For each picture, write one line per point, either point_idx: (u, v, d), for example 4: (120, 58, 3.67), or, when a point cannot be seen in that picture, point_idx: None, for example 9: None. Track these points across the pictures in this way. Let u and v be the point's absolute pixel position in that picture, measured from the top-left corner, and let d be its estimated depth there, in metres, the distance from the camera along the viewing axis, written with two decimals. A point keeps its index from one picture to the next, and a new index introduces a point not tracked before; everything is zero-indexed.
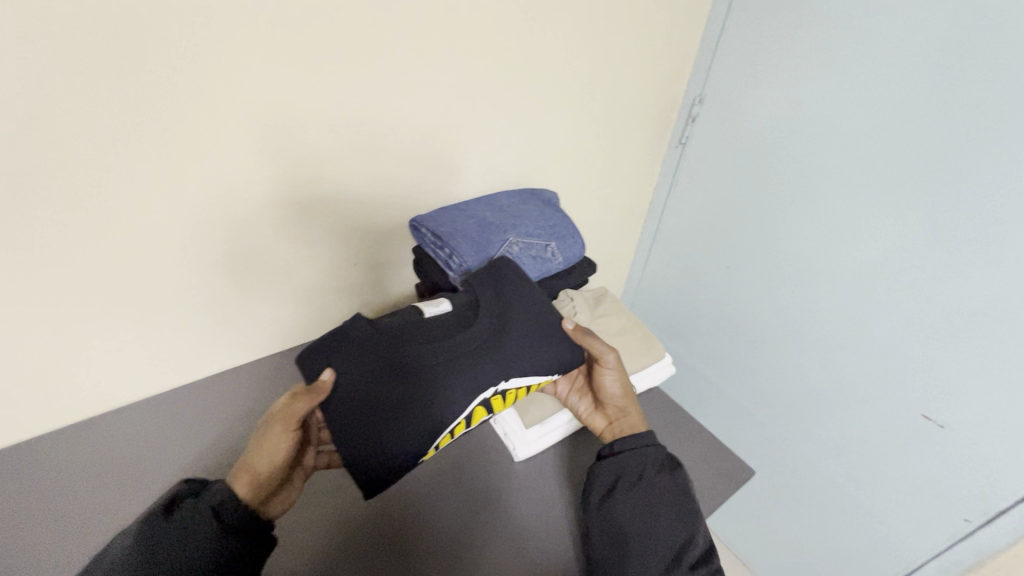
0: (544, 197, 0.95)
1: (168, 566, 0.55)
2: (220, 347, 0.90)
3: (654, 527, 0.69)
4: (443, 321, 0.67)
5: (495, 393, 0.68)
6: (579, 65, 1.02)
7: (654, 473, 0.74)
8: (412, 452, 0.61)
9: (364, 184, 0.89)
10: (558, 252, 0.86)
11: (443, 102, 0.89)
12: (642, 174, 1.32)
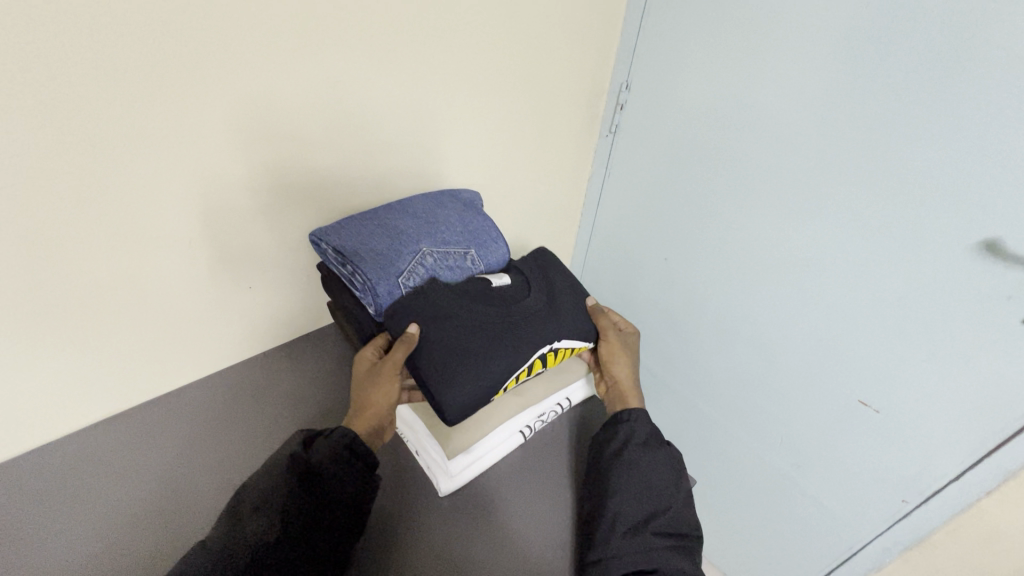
0: (464, 198, 0.88)
1: (287, 498, 0.58)
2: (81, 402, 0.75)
3: (649, 494, 0.68)
4: (505, 292, 0.76)
5: (552, 349, 0.76)
6: (498, 55, 0.93)
7: (657, 441, 0.74)
8: (470, 404, 0.67)
9: (256, 203, 0.77)
10: (479, 259, 0.80)
11: (342, 104, 0.78)
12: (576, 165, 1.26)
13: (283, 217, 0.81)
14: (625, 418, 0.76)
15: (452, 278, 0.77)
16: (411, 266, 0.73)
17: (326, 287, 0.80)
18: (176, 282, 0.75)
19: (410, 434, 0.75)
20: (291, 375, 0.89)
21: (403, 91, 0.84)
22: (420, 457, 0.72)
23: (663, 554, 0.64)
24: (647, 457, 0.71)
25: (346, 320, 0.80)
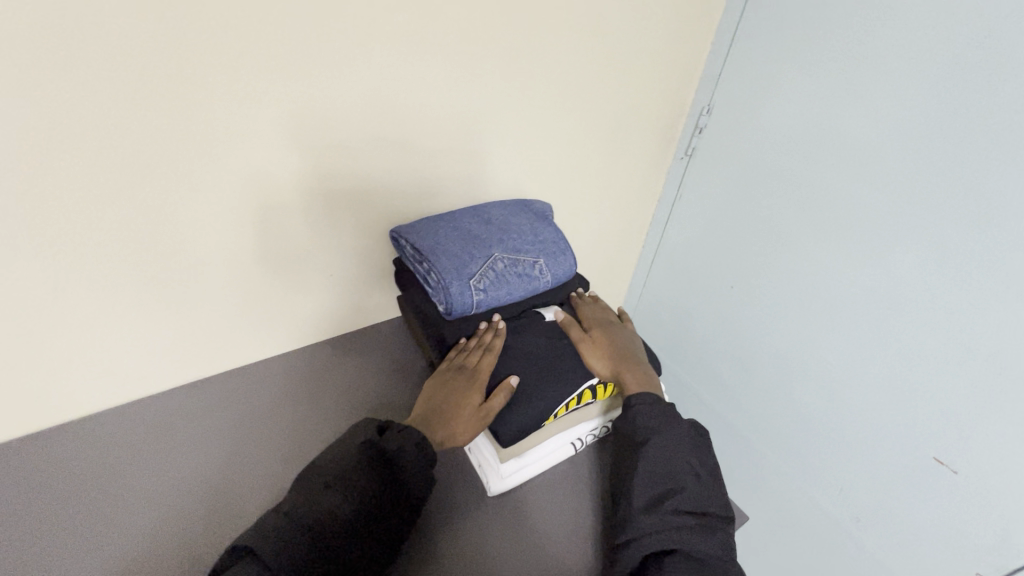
0: (536, 210, 0.90)
1: (362, 481, 0.58)
2: (166, 361, 0.82)
3: (672, 470, 0.65)
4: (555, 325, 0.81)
5: (599, 382, 0.78)
6: (580, 75, 0.97)
7: (680, 423, 0.71)
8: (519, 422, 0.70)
9: (346, 195, 0.83)
10: (546, 270, 0.81)
11: (430, 109, 0.83)
12: (645, 185, 1.26)
13: (361, 211, 0.86)
14: (636, 400, 0.73)
15: (519, 286, 0.79)
16: (482, 269, 0.75)
17: (399, 282, 0.84)
18: (261, 261, 0.81)
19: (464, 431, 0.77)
20: (357, 367, 0.92)
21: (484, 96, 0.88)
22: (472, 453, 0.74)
23: (684, 535, 0.60)
24: (666, 435, 0.68)
25: (415, 318, 0.83)
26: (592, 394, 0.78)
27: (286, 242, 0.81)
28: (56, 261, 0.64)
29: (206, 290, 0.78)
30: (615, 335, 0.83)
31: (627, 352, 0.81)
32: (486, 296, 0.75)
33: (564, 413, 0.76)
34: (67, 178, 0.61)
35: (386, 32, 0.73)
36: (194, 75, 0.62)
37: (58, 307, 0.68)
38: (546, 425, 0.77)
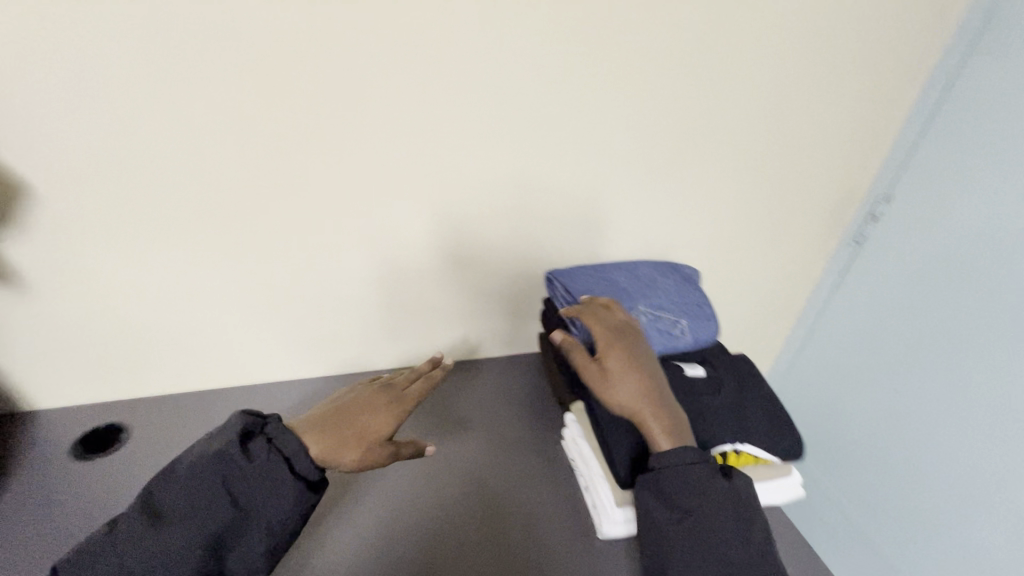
0: (682, 273, 0.92)
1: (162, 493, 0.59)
2: (316, 352, 0.93)
3: (726, 550, 0.59)
4: (698, 383, 0.79)
5: (733, 450, 0.74)
6: (750, 151, 0.95)
7: (713, 482, 0.63)
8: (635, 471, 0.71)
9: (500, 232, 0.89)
10: (688, 331, 0.83)
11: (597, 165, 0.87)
12: (805, 272, 1.17)
13: (517, 246, 0.91)
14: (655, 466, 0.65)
15: (659, 341, 0.82)
16: (626, 319, 0.81)
17: (547, 321, 0.92)
18: (417, 279, 0.88)
19: (227, 435, 0.63)
20: (482, 396, 0.97)
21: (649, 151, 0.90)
22: (246, 476, 0.60)
23: None
24: (708, 507, 0.61)
25: (556, 356, 0.89)
26: (721, 462, 0.74)
27: (442, 266, 0.89)
28: (263, 250, 0.79)
29: (367, 296, 0.88)
30: (641, 364, 0.72)
31: (654, 394, 0.70)
32: None
33: None
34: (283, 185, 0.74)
35: (572, 81, 0.78)
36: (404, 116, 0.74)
37: (253, 295, 0.83)
38: None
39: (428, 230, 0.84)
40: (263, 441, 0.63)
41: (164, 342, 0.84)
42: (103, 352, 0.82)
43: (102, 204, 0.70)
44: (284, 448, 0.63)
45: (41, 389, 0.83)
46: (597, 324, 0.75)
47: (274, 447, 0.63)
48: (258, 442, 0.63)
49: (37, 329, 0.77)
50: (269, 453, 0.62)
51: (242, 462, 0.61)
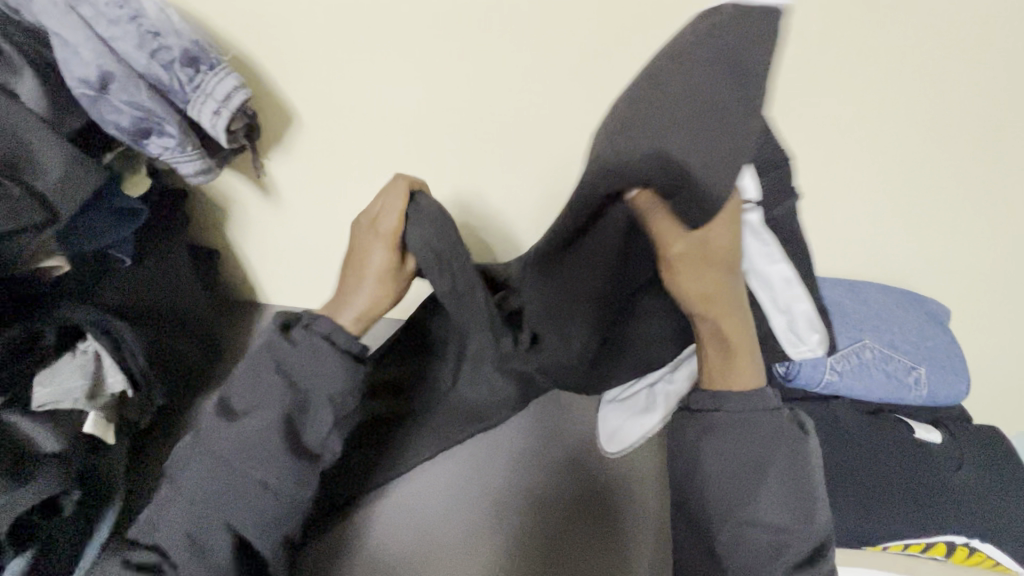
0: (929, 309, 0.72)
1: None
2: (329, 284, 0.88)
3: (750, 479, 0.47)
4: (934, 450, 0.61)
5: (962, 545, 0.57)
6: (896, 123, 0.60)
7: (761, 426, 0.48)
8: (825, 529, 0.58)
9: (532, 198, 0.73)
10: (928, 384, 0.66)
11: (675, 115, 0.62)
12: (967, 311, 0.76)
13: (543, 200, 0.73)
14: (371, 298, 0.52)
15: (886, 388, 0.65)
16: (847, 351, 0.66)
17: None
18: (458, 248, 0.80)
19: (262, 335, 0.49)
20: None
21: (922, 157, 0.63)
22: (255, 381, 0.48)
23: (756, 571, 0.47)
24: (748, 434, 0.48)
25: None
26: (947, 554, 0.58)
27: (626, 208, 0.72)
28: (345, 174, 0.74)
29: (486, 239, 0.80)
30: (709, 273, 0.43)
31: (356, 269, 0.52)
32: (842, 383, 0.65)
33: (904, 553, 0.59)
34: (315, 115, 0.69)
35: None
36: (414, 23, 0.60)
37: (287, 231, 0.82)
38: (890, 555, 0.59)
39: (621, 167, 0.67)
40: (316, 334, 0.48)
41: (342, 254, 0.84)
42: (297, 255, 0.85)
43: (328, 120, 0.70)
44: (325, 330, 0.49)
45: (267, 281, 0.89)
46: (719, 230, 0.41)
47: (320, 321, 0.49)
48: (300, 328, 0.49)
49: (262, 227, 0.82)
50: (312, 338, 0.48)
51: (295, 393, 0.48)
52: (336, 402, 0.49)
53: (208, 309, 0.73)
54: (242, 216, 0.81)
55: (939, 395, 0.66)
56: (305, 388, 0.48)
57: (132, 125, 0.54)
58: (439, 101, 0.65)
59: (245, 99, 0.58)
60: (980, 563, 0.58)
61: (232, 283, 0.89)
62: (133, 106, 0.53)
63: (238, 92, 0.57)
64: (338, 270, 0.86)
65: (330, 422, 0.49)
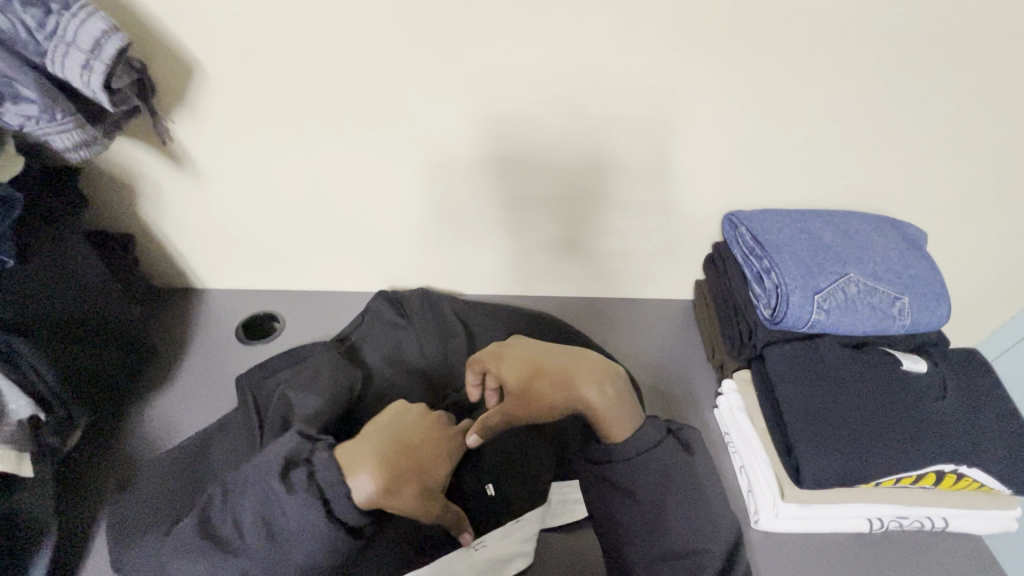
0: (905, 234, 0.70)
1: None
2: (273, 262, 0.78)
3: (654, 511, 0.49)
4: (918, 379, 0.61)
5: (949, 470, 0.58)
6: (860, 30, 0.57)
7: (658, 461, 0.49)
8: (822, 471, 0.57)
9: (487, 144, 0.66)
10: (910, 313, 0.64)
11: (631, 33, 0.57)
12: (941, 233, 0.75)
13: (498, 143, 0.66)
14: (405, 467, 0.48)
15: (870, 320, 0.64)
16: (832, 287, 0.63)
17: (723, 270, 0.73)
18: (412, 208, 0.72)
19: (268, 467, 0.45)
20: (652, 350, 0.80)
21: (893, 70, 0.60)
22: (241, 534, 0.44)
23: None
24: (645, 467, 0.49)
25: (720, 311, 0.74)
26: (936, 480, 0.58)
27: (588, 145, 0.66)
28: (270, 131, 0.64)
29: (442, 199, 0.72)
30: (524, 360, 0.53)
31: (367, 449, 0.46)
32: (828, 321, 0.63)
33: (895, 484, 0.59)
34: (222, 63, 0.59)
35: None
36: None
37: (212, 208, 0.71)
38: (881, 487, 0.59)
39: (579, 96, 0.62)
40: (308, 484, 0.43)
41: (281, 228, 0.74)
42: (229, 234, 0.74)
43: (241, 68, 0.59)
44: (332, 497, 0.43)
45: (198, 267, 0.78)
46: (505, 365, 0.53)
47: (326, 479, 0.43)
48: (300, 471, 0.44)
49: (180, 206, 0.71)
50: (306, 490, 0.43)
51: (277, 553, 0.43)
52: (266, 515, 0.44)
53: (131, 307, 0.64)
54: (151, 193, 0.69)
55: (921, 323, 0.65)
56: (286, 551, 0.43)
57: None
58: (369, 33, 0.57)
59: (120, 46, 0.45)
60: (967, 485, 0.59)
61: (158, 273, 0.79)
62: None
63: (108, 38, 0.45)
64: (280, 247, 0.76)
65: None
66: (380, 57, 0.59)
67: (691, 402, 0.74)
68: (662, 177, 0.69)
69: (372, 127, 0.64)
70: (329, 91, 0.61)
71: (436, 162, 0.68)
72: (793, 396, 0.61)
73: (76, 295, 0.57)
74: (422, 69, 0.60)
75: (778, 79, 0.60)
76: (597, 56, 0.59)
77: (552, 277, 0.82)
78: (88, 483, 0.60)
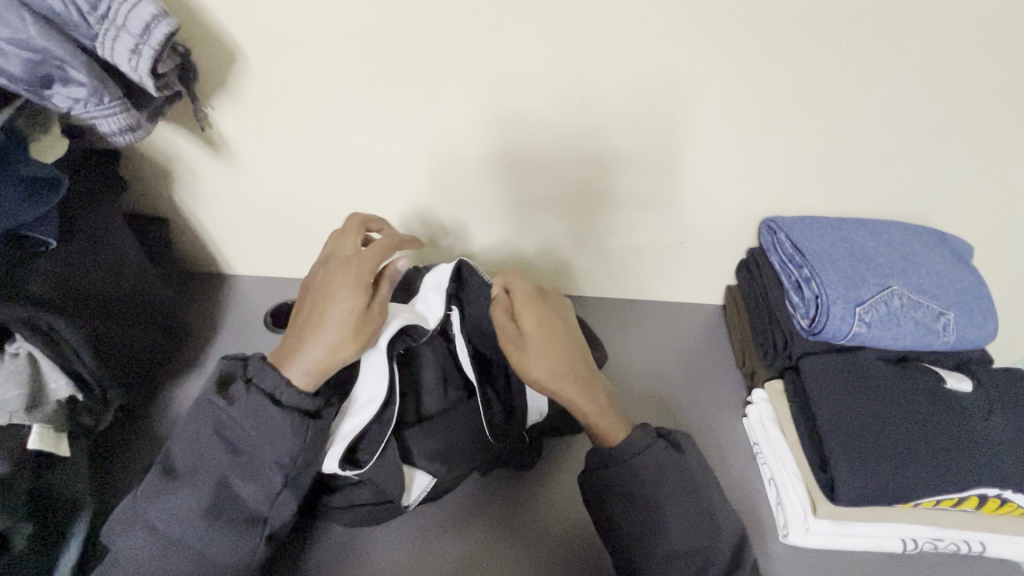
0: (953, 247, 0.67)
1: None
2: (303, 251, 0.79)
3: (653, 510, 0.49)
4: (963, 400, 0.59)
5: (992, 495, 0.56)
6: (919, 38, 0.55)
7: (646, 456, 0.51)
8: (859, 489, 0.55)
9: (522, 141, 0.65)
10: (955, 330, 0.62)
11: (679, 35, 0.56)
12: (989, 248, 0.72)
13: (536, 141, 0.65)
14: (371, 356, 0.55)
15: (912, 335, 0.62)
16: (875, 299, 0.62)
17: (758, 276, 0.71)
18: (445, 202, 0.72)
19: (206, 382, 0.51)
20: (680, 352, 0.79)
21: (953, 75, 0.57)
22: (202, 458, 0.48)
23: None
24: (635, 462, 0.51)
25: (753, 319, 0.73)
26: (976, 504, 0.57)
27: (629, 144, 0.64)
28: (307, 121, 0.64)
29: (475, 194, 0.71)
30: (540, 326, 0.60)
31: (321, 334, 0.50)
32: (868, 334, 0.61)
33: (933, 505, 0.57)
34: (264, 53, 0.59)
35: None
36: None
37: (246, 196, 0.72)
38: (918, 507, 0.58)
39: (620, 96, 0.61)
40: (244, 386, 0.49)
41: (313, 217, 0.74)
42: (261, 221, 0.75)
43: (282, 56, 0.59)
44: (264, 380, 0.49)
45: (229, 254, 0.79)
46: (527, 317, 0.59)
47: (260, 375, 0.49)
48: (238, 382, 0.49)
49: (214, 192, 0.71)
50: (249, 391, 0.48)
51: (239, 454, 0.48)
52: (284, 460, 0.48)
53: (164, 292, 0.64)
54: (187, 179, 0.69)
55: (967, 341, 0.63)
56: (254, 454, 0.48)
57: (30, 73, 0.43)
58: (412, 27, 0.56)
59: (168, 31, 0.45)
60: (1009, 509, 0.57)
61: (190, 257, 0.79)
62: (20, 45, 0.42)
63: (157, 22, 0.45)
64: (311, 236, 0.77)
65: (279, 485, 0.48)
66: (421, 50, 0.58)
67: (719, 409, 0.73)
68: (701, 180, 0.67)
69: (410, 120, 0.64)
70: (368, 84, 0.61)
71: (471, 157, 0.67)
72: (831, 409, 0.59)
73: (114, 278, 0.57)
74: (463, 64, 0.59)
75: (828, 81, 0.58)
76: (643, 52, 0.57)
77: (580, 276, 0.81)
78: (118, 465, 0.60)
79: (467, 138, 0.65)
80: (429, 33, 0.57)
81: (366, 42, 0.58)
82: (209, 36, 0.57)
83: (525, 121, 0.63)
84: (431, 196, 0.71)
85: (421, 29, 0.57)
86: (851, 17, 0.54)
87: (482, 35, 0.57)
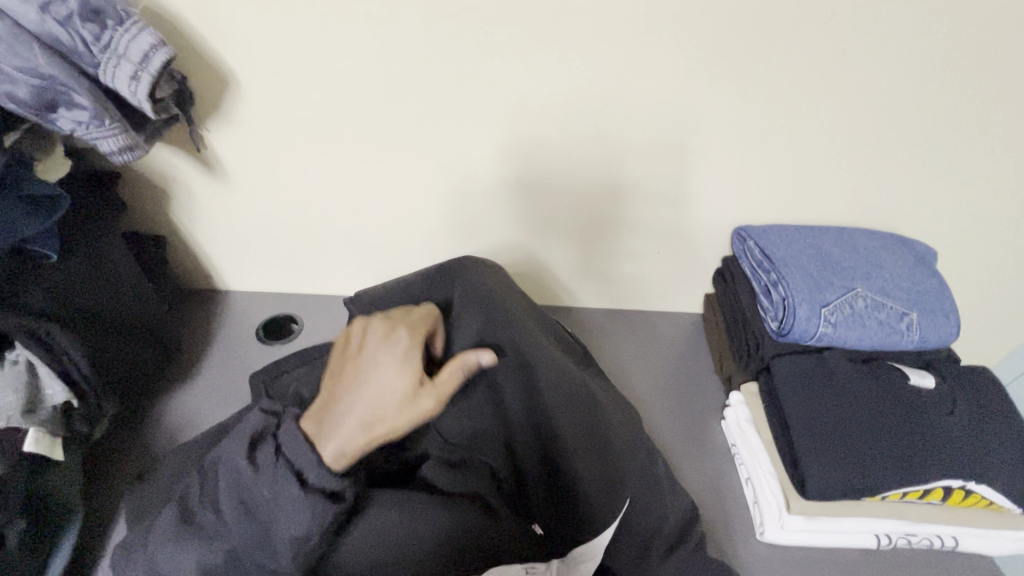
0: (917, 252, 0.70)
1: None
2: (295, 267, 0.81)
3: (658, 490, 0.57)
4: (926, 397, 0.61)
5: (958, 486, 0.58)
6: (866, 58, 0.59)
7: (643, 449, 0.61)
8: (826, 482, 0.57)
9: (501, 157, 0.69)
10: (918, 329, 0.65)
11: (642, 58, 0.60)
12: (954, 253, 0.75)
13: (514, 157, 0.68)
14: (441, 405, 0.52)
15: (877, 335, 0.64)
16: (839, 301, 0.64)
17: (731, 282, 0.74)
18: (430, 218, 0.75)
19: (236, 440, 0.46)
20: (662, 358, 0.81)
21: (900, 90, 0.61)
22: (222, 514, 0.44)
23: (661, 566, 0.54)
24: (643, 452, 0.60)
25: (729, 323, 0.75)
26: (944, 497, 0.58)
27: (602, 159, 0.68)
28: (297, 141, 0.68)
29: (459, 210, 0.74)
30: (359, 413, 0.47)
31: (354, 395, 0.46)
32: (834, 335, 0.64)
33: (902, 498, 0.59)
34: (257, 80, 0.63)
35: None
36: None
37: (239, 214, 0.75)
38: (888, 500, 0.59)
39: (589, 114, 0.64)
40: (275, 450, 0.43)
41: (303, 233, 0.77)
42: (254, 239, 0.78)
43: (273, 81, 0.63)
44: (292, 450, 0.42)
45: (223, 270, 0.82)
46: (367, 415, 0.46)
47: (288, 442, 0.43)
48: (269, 446, 0.44)
49: (209, 210, 0.74)
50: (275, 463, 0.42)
51: (257, 524, 0.42)
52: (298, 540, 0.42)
53: (160, 305, 0.67)
54: (183, 198, 0.73)
55: (931, 341, 0.65)
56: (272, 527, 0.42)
57: (36, 98, 0.47)
58: (394, 55, 0.61)
59: (165, 58, 0.49)
60: (976, 501, 0.59)
61: (186, 274, 0.82)
62: (28, 72, 0.46)
63: (155, 51, 0.49)
64: (302, 252, 0.79)
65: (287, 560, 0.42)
66: (402, 76, 0.62)
67: (698, 413, 0.74)
68: (673, 192, 0.70)
69: (394, 139, 0.67)
70: (351, 106, 0.65)
71: (453, 174, 0.71)
72: (799, 407, 0.61)
73: (111, 290, 0.60)
74: (443, 87, 0.63)
75: (786, 98, 0.62)
76: (609, 74, 0.61)
77: (565, 288, 0.83)
78: (111, 469, 0.62)
79: (449, 156, 0.69)
80: (410, 60, 0.61)
81: (351, 68, 0.62)
82: (204, 64, 0.61)
83: (503, 138, 0.67)
84: (416, 212, 0.74)
85: (401, 56, 0.61)
86: (801, 39, 0.58)
87: (458, 60, 0.61)
